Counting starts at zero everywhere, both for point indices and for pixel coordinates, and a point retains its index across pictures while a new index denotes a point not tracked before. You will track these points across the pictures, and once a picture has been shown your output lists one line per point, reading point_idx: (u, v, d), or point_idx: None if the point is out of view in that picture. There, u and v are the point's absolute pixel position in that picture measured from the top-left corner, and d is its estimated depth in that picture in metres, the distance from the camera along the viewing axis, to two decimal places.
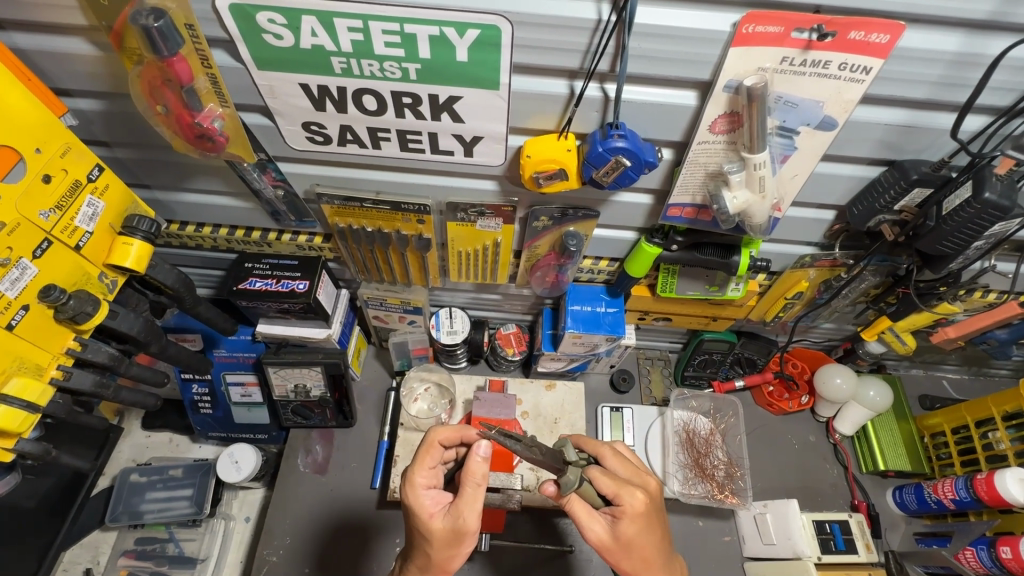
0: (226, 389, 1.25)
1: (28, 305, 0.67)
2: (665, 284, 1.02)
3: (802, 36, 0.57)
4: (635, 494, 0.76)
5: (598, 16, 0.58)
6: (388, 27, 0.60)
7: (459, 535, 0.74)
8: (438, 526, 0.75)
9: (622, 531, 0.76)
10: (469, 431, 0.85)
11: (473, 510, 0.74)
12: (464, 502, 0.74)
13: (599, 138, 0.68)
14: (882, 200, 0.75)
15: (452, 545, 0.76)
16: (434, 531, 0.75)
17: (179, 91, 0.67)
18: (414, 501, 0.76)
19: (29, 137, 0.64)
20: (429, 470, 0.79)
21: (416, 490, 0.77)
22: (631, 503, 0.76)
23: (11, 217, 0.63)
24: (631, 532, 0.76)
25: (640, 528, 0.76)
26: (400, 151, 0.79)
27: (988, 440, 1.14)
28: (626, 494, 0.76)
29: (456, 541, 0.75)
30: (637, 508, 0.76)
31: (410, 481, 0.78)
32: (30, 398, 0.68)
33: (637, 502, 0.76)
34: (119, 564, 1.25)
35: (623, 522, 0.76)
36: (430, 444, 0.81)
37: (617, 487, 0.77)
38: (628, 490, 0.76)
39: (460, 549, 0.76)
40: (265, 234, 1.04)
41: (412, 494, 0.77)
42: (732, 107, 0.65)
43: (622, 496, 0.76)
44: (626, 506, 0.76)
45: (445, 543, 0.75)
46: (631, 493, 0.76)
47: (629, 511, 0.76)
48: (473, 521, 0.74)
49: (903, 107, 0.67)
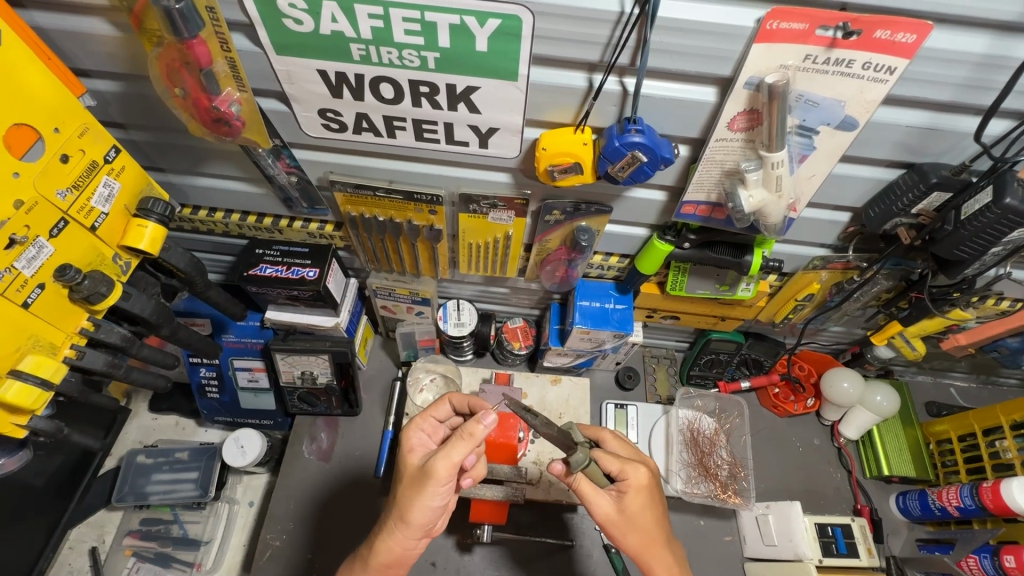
0: (233, 373, 1.26)
1: (44, 284, 0.67)
2: (675, 282, 1.02)
3: (826, 33, 0.57)
4: (639, 469, 0.81)
5: (621, 8, 0.57)
6: (408, 14, 0.60)
7: (422, 476, 0.78)
8: (412, 462, 0.84)
9: (628, 505, 0.79)
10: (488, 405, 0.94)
11: (445, 457, 0.76)
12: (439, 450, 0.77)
13: (616, 133, 0.69)
14: (899, 203, 0.74)
15: (416, 487, 0.79)
16: (407, 465, 0.84)
17: (198, 74, 0.66)
18: (404, 437, 0.88)
19: (49, 117, 0.64)
20: (428, 421, 0.92)
21: (410, 429, 0.89)
22: (636, 478, 0.80)
23: (30, 195, 0.63)
24: (636, 504, 0.79)
25: (643, 503, 0.80)
26: (414, 140, 0.79)
27: (995, 449, 1.14)
28: (630, 468, 0.81)
29: (418, 481, 0.79)
30: (641, 481, 0.81)
31: (410, 423, 0.90)
32: (45, 375, 0.68)
33: (642, 476, 0.81)
34: (124, 543, 1.28)
35: (629, 495, 0.80)
36: (443, 401, 0.96)
37: (622, 462, 0.81)
38: (633, 466, 0.81)
39: (421, 495, 0.78)
40: (277, 220, 1.05)
41: (406, 430, 0.89)
42: (752, 105, 0.65)
43: (627, 471, 0.81)
44: (631, 480, 0.80)
45: (411, 482, 0.81)
46: (635, 468, 0.81)
47: (633, 484, 0.80)
48: (439, 467, 0.76)
49: (924, 109, 0.66)
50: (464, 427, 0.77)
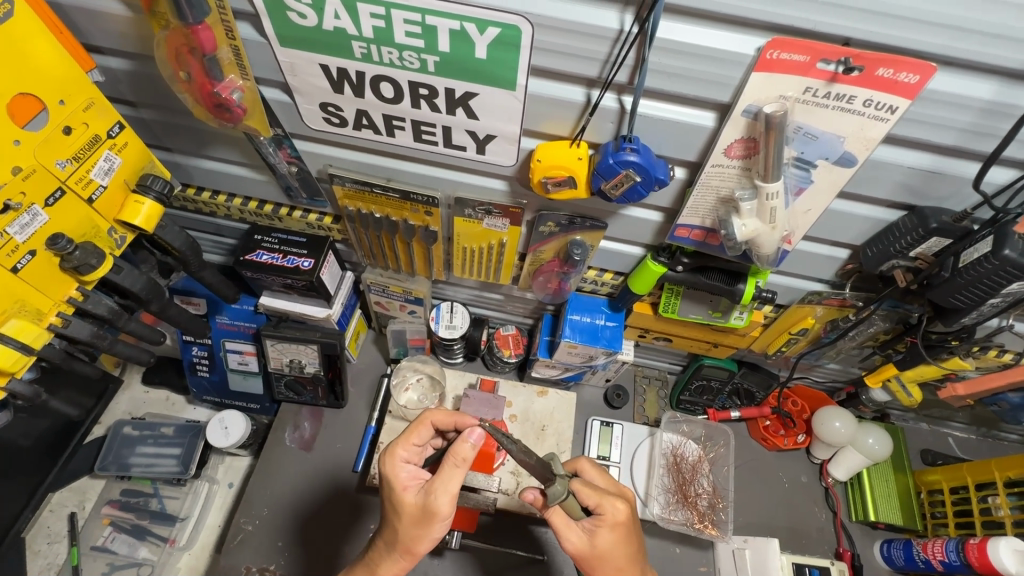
0: (224, 355, 1.27)
1: (35, 251, 0.68)
2: (667, 304, 1.01)
3: (828, 67, 0.56)
4: (616, 505, 0.79)
5: (620, 26, 0.57)
6: (410, 16, 0.60)
7: (429, 516, 0.78)
8: (409, 501, 0.79)
9: (600, 541, 0.78)
10: (464, 418, 0.89)
11: (445, 491, 0.77)
12: (440, 484, 0.77)
13: (611, 150, 0.68)
14: (897, 244, 0.73)
15: (420, 525, 0.79)
16: (405, 504, 0.79)
17: (202, 59, 0.67)
18: (391, 472, 0.82)
19: (55, 89, 0.66)
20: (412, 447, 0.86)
21: (395, 462, 0.83)
22: (612, 513, 0.79)
23: (29, 163, 0.64)
24: (609, 541, 0.78)
25: (618, 539, 0.79)
26: (413, 141, 0.79)
27: (987, 505, 1.10)
28: (608, 504, 0.79)
29: (425, 521, 0.78)
30: (617, 517, 0.79)
31: (391, 453, 0.84)
32: (25, 340, 0.69)
33: (618, 512, 0.79)
34: (102, 512, 1.29)
35: (603, 531, 0.78)
36: (421, 423, 0.88)
37: (599, 497, 0.80)
38: (610, 501, 0.80)
39: (427, 531, 0.79)
40: (277, 208, 1.06)
41: (390, 464, 0.83)
42: (750, 133, 0.64)
43: (603, 506, 0.79)
44: (606, 515, 0.79)
45: (413, 521, 0.79)
46: (612, 503, 0.80)
47: (608, 520, 0.79)
48: (442, 503, 0.77)
49: (927, 151, 0.64)
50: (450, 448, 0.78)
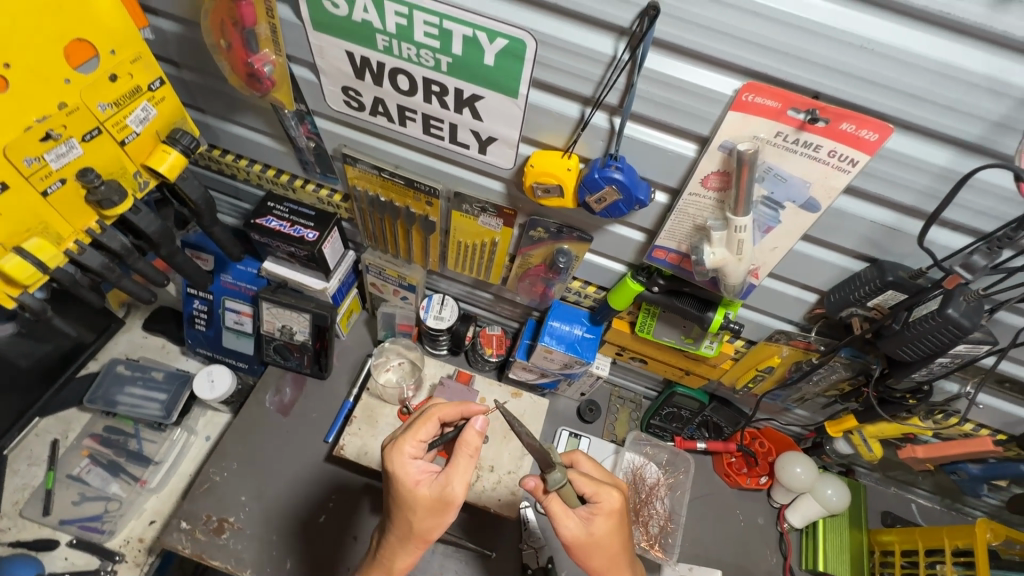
0: (223, 312, 1.34)
1: (65, 179, 0.74)
2: (643, 324, 1.05)
3: (796, 115, 0.61)
4: (612, 494, 0.86)
5: (614, 52, 0.62)
6: (429, 19, 0.66)
7: (444, 505, 0.83)
8: (423, 494, 0.83)
9: (597, 527, 0.84)
10: (469, 406, 0.97)
11: (462, 480, 0.82)
12: (455, 475, 0.83)
13: (598, 166, 0.74)
14: (855, 292, 0.77)
15: (435, 515, 0.84)
16: (419, 498, 0.83)
17: (241, 32, 0.75)
18: (401, 468, 0.84)
19: (108, 39, 0.73)
20: (420, 441, 0.88)
21: (404, 459, 0.85)
22: (608, 502, 0.86)
23: (74, 101, 0.71)
24: (605, 528, 0.84)
25: (613, 526, 0.85)
26: (422, 133, 0.85)
27: (932, 570, 1.11)
28: (604, 492, 0.86)
29: (441, 510, 0.83)
30: (612, 505, 0.86)
31: (399, 449, 0.86)
32: (42, 258, 0.74)
33: (613, 500, 0.86)
34: (83, 443, 1.36)
35: (598, 518, 0.85)
36: (427, 418, 0.90)
37: (596, 486, 0.87)
38: (606, 490, 0.86)
39: (442, 520, 0.84)
40: (292, 180, 1.13)
41: (399, 460, 0.85)
42: (725, 167, 0.69)
43: (600, 495, 0.86)
44: (603, 503, 0.86)
45: (429, 512, 0.83)
46: (608, 492, 0.86)
47: (605, 508, 0.86)
48: (458, 491, 0.82)
49: (888, 208, 0.69)
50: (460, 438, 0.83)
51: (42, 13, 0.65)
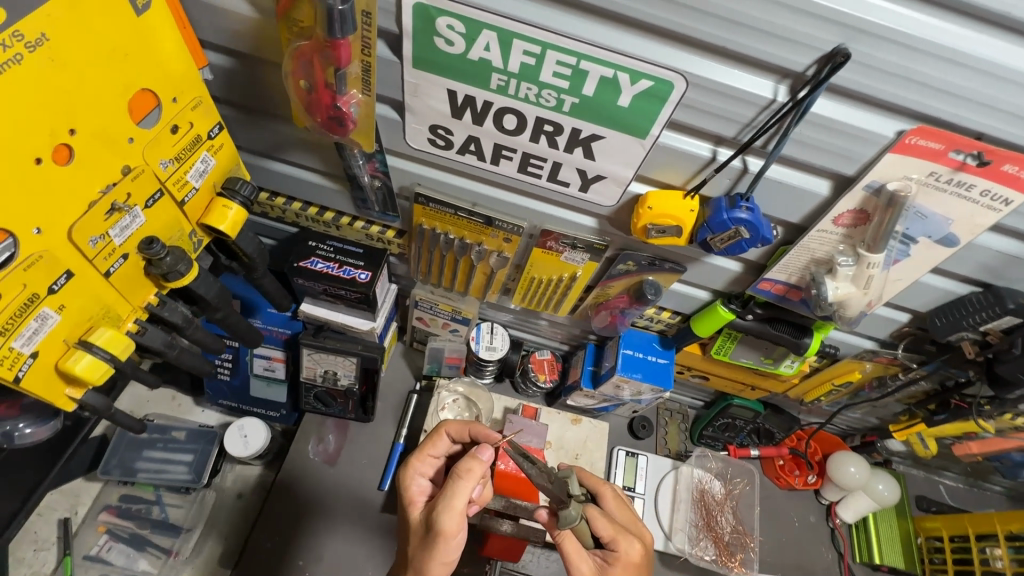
0: (250, 359, 1.22)
1: (128, 254, 0.63)
2: (722, 347, 1.04)
3: (958, 157, 0.59)
4: (632, 544, 0.87)
5: (773, 96, 0.59)
6: (564, 59, 0.60)
7: (435, 535, 0.81)
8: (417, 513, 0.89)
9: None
10: (479, 427, 0.96)
11: (448, 511, 0.80)
12: (441, 504, 0.80)
13: (725, 207, 0.70)
14: (969, 318, 0.78)
15: (427, 545, 0.82)
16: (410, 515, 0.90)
17: (331, 72, 0.64)
18: (404, 482, 0.93)
19: (170, 85, 0.62)
20: (426, 460, 0.96)
21: (410, 474, 0.94)
22: (626, 551, 0.86)
23: (137, 162, 0.60)
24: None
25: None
26: (515, 171, 0.79)
27: (985, 555, 1.18)
28: (623, 541, 0.87)
29: (431, 541, 0.81)
30: (631, 556, 0.86)
31: (408, 464, 0.95)
32: (115, 352, 0.62)
33: (633, 550, 0.87)
34: (99, 518, 1.21)
35: (614, 566, 0.85)
36: (437, 435, 0.97)
37: (615, 532, 0.87)
38: (626, 539, 0.87)
39: (434, 552, 0.81)
40: (337, 217, 1.02)
41: (406, 475, 0.94)
42: (864, 206, 0.67)
43: (619, 542, 0.87)
44: (621, 553, 0.86)
45: (420, 539, 0.85)
46: (628, 542, 0.87)
47: (622, 557, 0.86)
48: (447, 523, 0.79)
49: (1017, 238, 0.69)
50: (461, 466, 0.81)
51: (107, 63, 0.53)
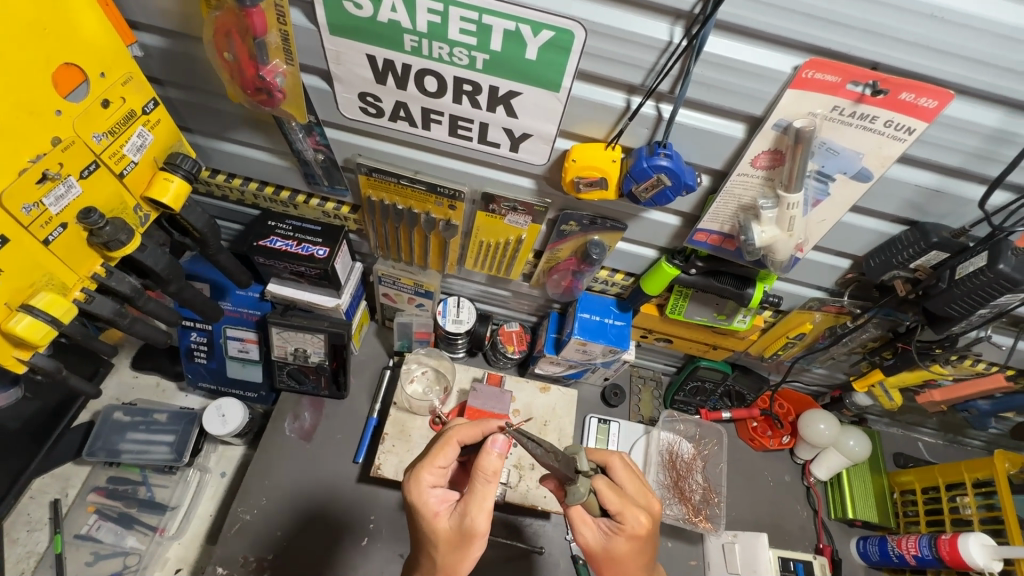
0: (224, 342, 1.26)
1: (66, 224, 0.67)
2: (675, 306, 1.05)
3: (856, 89, 0.60)
4: (638, 517, 0.81)
5: (670, 38, 0.60)
6: (467, 14, 0.62)
7: (467, 537, 0.78)
8: (443, 526, 0.80)
9: (615, 546, 0.81)
10: (489, 424, 0.87)
11: (481, 510, 0.77)
12: (474, 504, 0.77)
13: (645, 155, 0.72)
14: (899, 256, 0.79)
15: (458, 550, 0.79)
16: (439, 531, 0.79)
17: (250, 42, 0.67)
18: (419, 499, 0.80)
19: (96, 61, 0.65)
20: (439, 468, 0.83)
21: (423, 488, 0.81)
22: (632, 524, 0.81)
23: (68, 134, 0.64)
24: (624, 548, 0.81)
25: (632, 547, 0.81)
26: (448, 135, 0.81)
27: (955, 504, 1.19)
28: (630, 514, 0.81)
29: (463, 543, 0.78)
30: (637, 529, 0.81)
31: (417, 478, 0.81)
32: (55, 314, 0.67)
33: (639, 524, 0.81)
34: (88, 499, 1.26)
35: (619, 537, 0.81)
36: (448, 442, 0.84)
37: (622, 505, 0.81)
38: (632, 511, 0.81)
39: (466, 555, 0.79)
40: (293, 195, 1.05)
41: (417, 491, 0.81)
42: (777, 145, 0.68)
43: (625, 515, 0.81)
44: (627, 525, 0.81)
45: (450, 546, 0.79)
46: (634, 514, 0.81)
47: (628, 529, 0.81)
48: (479, 524, 0.77)
49: (934, 171, 0.70)
50: (486, 467, 0.77)
51: (24, 38, 0.57)
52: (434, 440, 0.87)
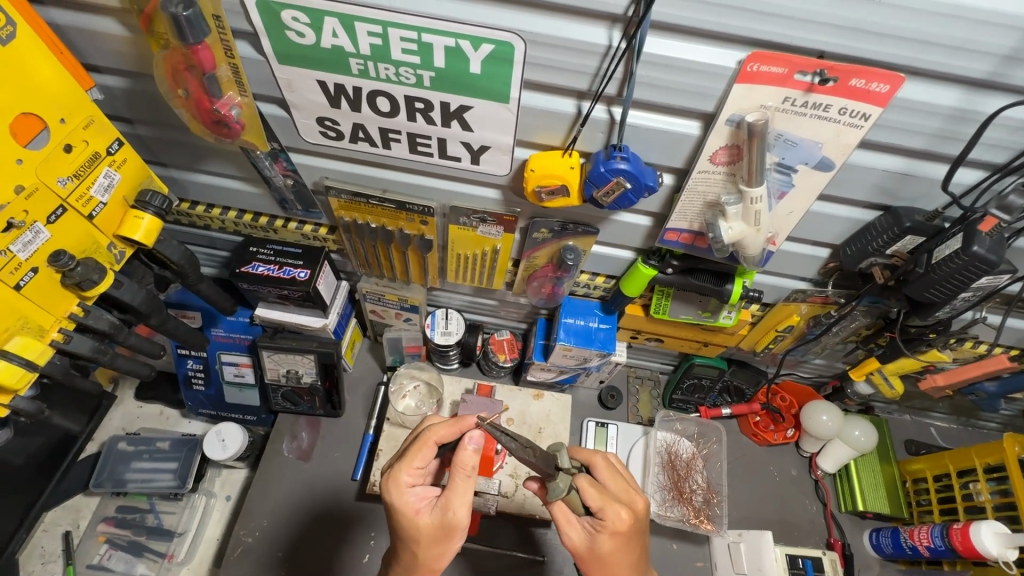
0: (220, 367, 1.28)
1: (37, 268, 0.69)
2: (659, 305, 1.04)
3: (804, 78, 0.59)
4: (619, 513, 0.79)
5: (609, 42, 0.60)
6: (406, 34, 0.62)
7: (447, 530, 0.78)
8: (424, 523, 0.78)
9: (599, 544, 0.80)
10: (466, 422, 0.84)
11: (463, 503, 0.77)
12: (454, 497, 0.77)
13: (602, 159, 0.70)
14: (874, 243, 0.77)
15: (440, 543, 0.79)
16: (421, 527, 0.78)
17: (201, 77, 0.69)
18: (399, 499, 0.79)
19: (55, 108, 0.66)
20: (418, 469, 0.81)
21: (401, 488, 0.80)
22: (614, 520, 0.79)
23: (30, 182, 0.65)
24: (608, 546, 0.79)
25: (617, 545, 0.79)
26: (408, 152, 0.81)
27: (969, 490, 1.14)
28: (611, 510, 0.79)
29: (444, 537, 0.78)
30: (619, 526, 0.79)
31: (395, 478, 0.80)
32: (29, 357, 0.70)
33: (620, 519, 0.79)
34: (98, 530, 1.29)
35: (602, 535, 0.79)
36: (425, 443, 0.82)
37: (603, 501, 0.80)
38: (613, 506, 0.79)
39: (447, 546, 0.80)
40: (272, 220, 1.07)
41: (396, 491, 0.80)
42: (734, 140, 0.67)
43: (606, 511, 0.79)
44: (608, 521, 0.79)
45: (431, 540, 0.79)
46: (616, 510, 0.79)
47: (610, 526, 0.79)
48: (461, 516, 0.77)
49: (900, 155, 0.68)
50: (461, 459, 0.77)
51: None
52: (411, 442, 0.85)
